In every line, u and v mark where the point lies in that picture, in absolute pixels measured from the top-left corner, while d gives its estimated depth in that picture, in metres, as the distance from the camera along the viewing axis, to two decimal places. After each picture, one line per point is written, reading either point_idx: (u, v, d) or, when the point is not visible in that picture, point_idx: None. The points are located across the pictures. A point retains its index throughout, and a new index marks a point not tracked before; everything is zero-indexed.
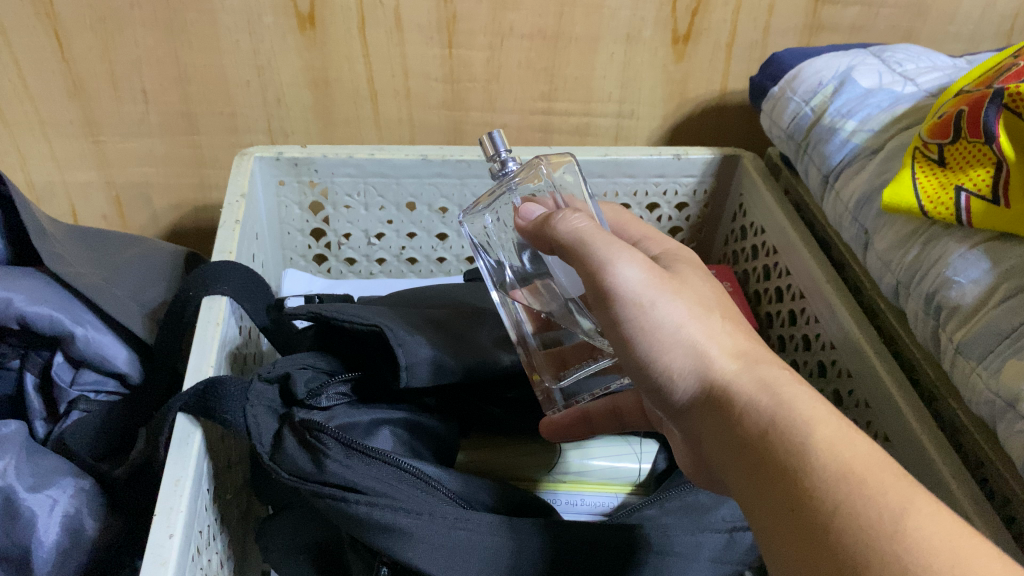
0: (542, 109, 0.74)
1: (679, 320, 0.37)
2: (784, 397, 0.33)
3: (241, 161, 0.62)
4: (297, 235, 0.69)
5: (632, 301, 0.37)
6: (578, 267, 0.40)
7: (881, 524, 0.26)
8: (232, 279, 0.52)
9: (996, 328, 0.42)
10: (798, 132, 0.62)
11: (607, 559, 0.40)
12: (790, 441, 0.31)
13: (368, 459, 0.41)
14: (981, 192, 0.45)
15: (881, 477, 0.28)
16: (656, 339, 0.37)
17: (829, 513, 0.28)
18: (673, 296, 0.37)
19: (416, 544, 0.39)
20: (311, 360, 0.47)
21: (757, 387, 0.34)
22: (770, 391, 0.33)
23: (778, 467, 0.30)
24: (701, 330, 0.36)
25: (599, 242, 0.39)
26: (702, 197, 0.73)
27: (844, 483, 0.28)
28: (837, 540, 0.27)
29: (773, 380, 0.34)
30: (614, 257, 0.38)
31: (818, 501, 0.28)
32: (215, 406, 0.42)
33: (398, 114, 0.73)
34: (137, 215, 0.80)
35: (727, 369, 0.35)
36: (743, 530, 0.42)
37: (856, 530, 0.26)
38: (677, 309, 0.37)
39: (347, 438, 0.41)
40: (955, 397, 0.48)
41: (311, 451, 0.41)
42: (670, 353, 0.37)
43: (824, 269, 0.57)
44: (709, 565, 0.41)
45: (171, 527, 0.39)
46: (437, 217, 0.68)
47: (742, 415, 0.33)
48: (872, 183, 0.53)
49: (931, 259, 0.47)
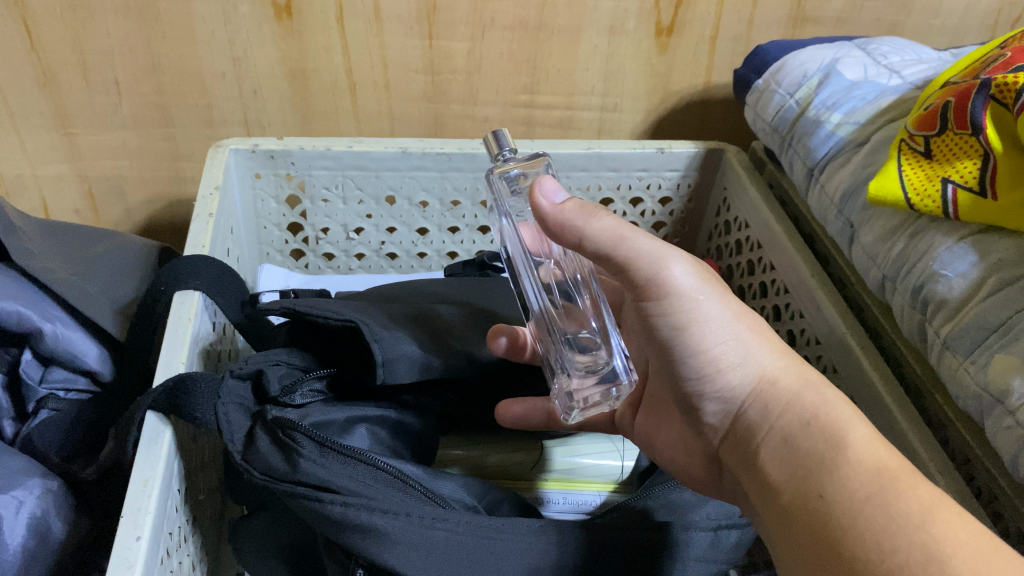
0: (525, 102, 0.73)
1: (728, 315, 0.38)
2: (828, 397, 0.35)
3: (215, 152, 0.60)
4: (274, 230, 0.67)
5: (686, 295, 0.38)
6: (617, 262, 0.38)
7: (909, 515, 0.29)
8: (204, 274, 0.51)
9: (984, 322, 0.42)
10: (782, 124, 0.61)
11: (594, 557, 0.39)
12: (829, 434, 0.33)
13: (343, 458, 0.40)
14: (968, 184, 0.45)
15: (912, 477, 0.30)
16: (706, 330, 0.38)
17: (861, 500, 0.30)
18: (719, 297, 0.39)
19: (393, 544, 0.37)
20: (285, 356, 0.46)
21: (801, 384, 0.37)
22: (815, 389, 0.36)
23: (816, 459, 0.33)
24: (749, 327, 0.38)
25: (641, 240, 0.38)
26: (685, 192, 0.72)
27: (880, 479, 0.30)
28: (866, 527, 0.29)
29: (816, 378, 0.37)
30: (664, 255, 0.38)
31: (851, 489, 0.30)
32: (186, 402, 0.41)
33: (377, 106, 0.72)
34: (110, 210, 0.78)
35: (774, 364, 0.38)
36: (729, 528, 0.41)
37: (885, 521, 0.29)
38: (724, 306, 0.38)
39: (322, 436, 0.40)
40: (941, 391, 0.48)
41: (284, 449, 0.40)
42: (716, 343, 0.38)
43: (808, 264, 0.56)
44: (695, 565, 0.40)
45: (138, 529, 0.37)
46: (418, 211, 0.67)
47: (786, 408, 0.36)
48: (858, 176, 0.52)
49: (918, 252, 0.47)
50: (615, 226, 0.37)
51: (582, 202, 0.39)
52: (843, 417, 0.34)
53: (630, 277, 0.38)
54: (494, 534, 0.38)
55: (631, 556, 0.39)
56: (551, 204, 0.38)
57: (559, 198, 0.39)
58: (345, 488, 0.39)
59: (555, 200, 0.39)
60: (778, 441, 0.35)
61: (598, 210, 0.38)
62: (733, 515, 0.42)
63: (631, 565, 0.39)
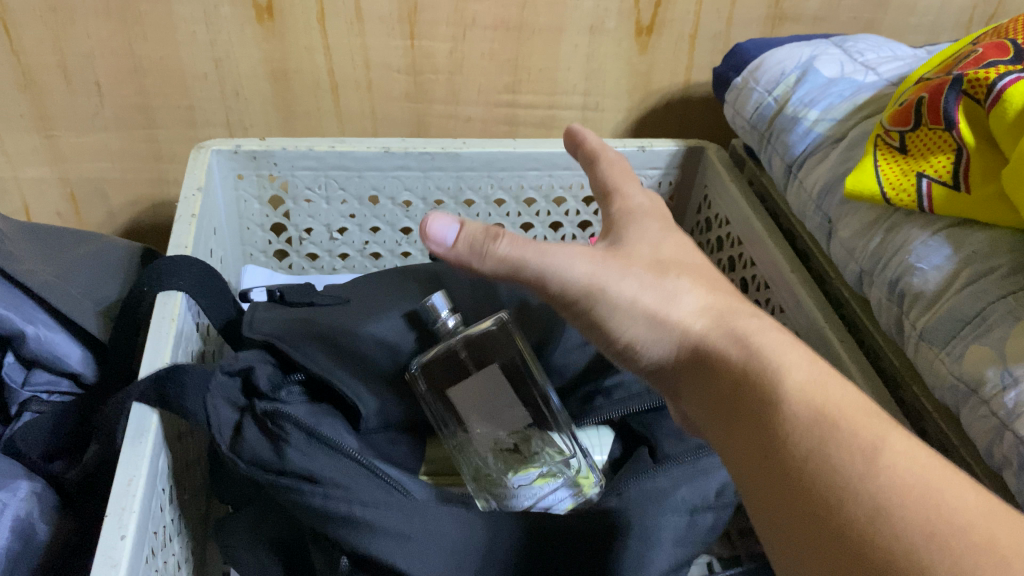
0: (507, 102, 0.73)
1: (635, 292, 0.37)
2: (754, 346, 0.32)
3: (197, 154, 0.60)
4: (257, 230, 0.67)
5: (585, 291, 0.38)
6: (523, 283, 0.39)
7: (854, 464, 0.26)
8: (187, 275, 0.51)
9: (958, 314, 0.42)
10: (761, 122, 0.62)
11: (572, 541, 0.39)
12: (762, 390, 0.30)
13: (328, 450, 0.41)
14: (942, 178, 0.45)
15: (856, 419, 0.27)
16: (618, 316, 0.37)
17: (802, 458, 0.27)
18: (622, 274, 0.37)
19: (375, 533, 0.38)
20: (268, 355, 0.47)
21: (730, 338, 0.33)
22: (741, 341, 0.33)
23: (752, 416, 0.30)
24: (657, 296, 0.36)
25: (532, 259, 0.38)
26: (667, 189, 0.72)
27: (817, 427, 0.27)
28: (810, 483, 0.26)
29: (746, 329, 0.33)
30: (553, 263, 0.37)
31: (791, 446, 0.27)
32: (173, 393, 0.41)
33: (360, 106, 0.72)
34: (93, 212, 0.78)
35: (696, 326, 0.35)
36: (706, 513, 0.42)
37: (827, 474, 0.26)
38: (631, 281, 0.37)
39: (309, 426, 0.41)
40: (919, 383, 0.48)
41: (273, 439, 0.40)
42: (631, 324, 0.37)
43: (789, 260, 0.57)
44: (673, 549, 0.41)
45: (123, 528, 0.37)
46: (401, 211, 0.67)
47: (717, 366, 0.33)
48: (835, 171, 0.53)
49: (894, 246, 0.47)
50: (506, 254, 0.38)
51: (473, 232, 0.39)
52: (772, 361, 0.31)
53: (541, 285, 0.38)
54: (466, 521, 0.39)
55: (608, 539, 0.40)
56: (444, 248, 0.39)
57: (451, 234, 0.39)
58: (327, 479, 0.39)
59: (449, 240, 0.39)
60: (717, 400, 0.32)
61: (491, 235, 0.39)
62: (709, 497, 0.42)
63: (613, 549, 0.40)
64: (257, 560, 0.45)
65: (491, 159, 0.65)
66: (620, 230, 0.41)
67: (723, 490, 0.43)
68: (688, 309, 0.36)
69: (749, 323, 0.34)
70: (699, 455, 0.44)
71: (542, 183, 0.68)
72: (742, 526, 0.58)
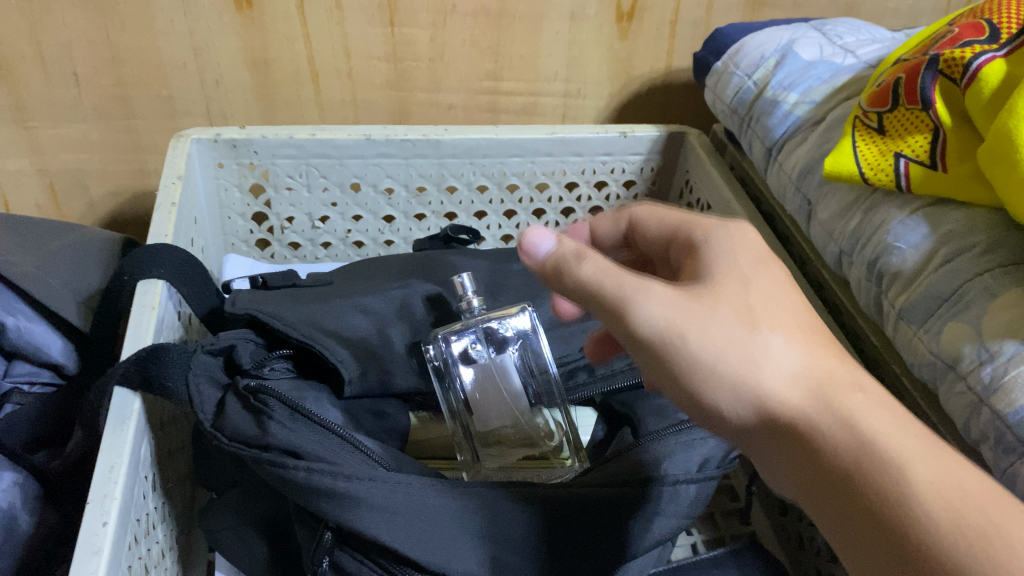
0: (489, 89, 0.73)
1: (722, 344, 0.29)
2: (864, 429, 0.27)
3: (177, 143, 0.60)
4: (238, 220, 0.67)
5: (659, 338, 0.30)
6: (599, 316, 0.33)
7: (915, 493, 0.25)
8: (167, 263, 0.51)
9: (935, 292, 0.43)
10: (741, 105, 0.62)
11: (556, 510, 0.39)
12: (820, 418, 0.28)
13: (312, 425, 0.41)
14: (920, 158, 0.46)
15: (906, 444, 0.26)
16: (701, 375, 0.30)
17: (851, 473, 0.26)
18: (710, 314, 0.30)
19: (359, 507, 0.38)
20: (253, 335, 0.46)
21: (833, 417, 0.27)
22: (848, 423, 0.27)
23: (803, 442, 0.28)
24: (744, 353, 0.29)
25: (620, 280, 0.32)
26: (649, 175, 0.73)
27: (868, 453, 0.26)
28: (878, 519, 0.25)
29: (857, 408, 0.27)
30: (633, 293, 0.31)
31: (856, 483, 0.26)
32: (156, 371, 0.41)
33: (341, 95, 0.72)
34: (73, 205, 0.77)
35: (790, 398, 0.28)
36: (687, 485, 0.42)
37: (894, 508, 0.25)
38: (727, 324, 0.29)
39: (293, 401, 0.41)
40: (898, 361, 0.49)
41: (255, 414, 0.40)
42: (717, 389, 0.29)
43: (769, 243, 0.57)
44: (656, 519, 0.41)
45: (105, 515, 0.37)
46: (383, 199, 0.67)
47: (817, 445, 0.27)
48: (815, 153, 0.53)
49: (872, 226, 0.48)
50: (592, 274, 0.33)
51: (567, 247, 0.35)
52: (858, 418, 0.27)
53: (614, 323, 0.32)
54: (452, 494, 0.39)
55: (593, 510, 0.40)
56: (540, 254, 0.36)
57: (547, 242, 0.36)
58: (311, 453, 0.39)
59: (544, 248, 0.35)
60: (802, 457, 0.28)
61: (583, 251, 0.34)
62: (691, 470, 0.42)
63: (597, 520, 0.40)
64: (241, 541, 0.44)
65: (473, 146, 0.65)
66: (707, 269, 0.32)
67: (705, 464, 0.43)
68: (785, 372, 0.29)
69: (856, 399, 0.28)
70: (679, 431, 0.44)
71: (524, 170, 0.68)
72: (726, 508, 0.59)
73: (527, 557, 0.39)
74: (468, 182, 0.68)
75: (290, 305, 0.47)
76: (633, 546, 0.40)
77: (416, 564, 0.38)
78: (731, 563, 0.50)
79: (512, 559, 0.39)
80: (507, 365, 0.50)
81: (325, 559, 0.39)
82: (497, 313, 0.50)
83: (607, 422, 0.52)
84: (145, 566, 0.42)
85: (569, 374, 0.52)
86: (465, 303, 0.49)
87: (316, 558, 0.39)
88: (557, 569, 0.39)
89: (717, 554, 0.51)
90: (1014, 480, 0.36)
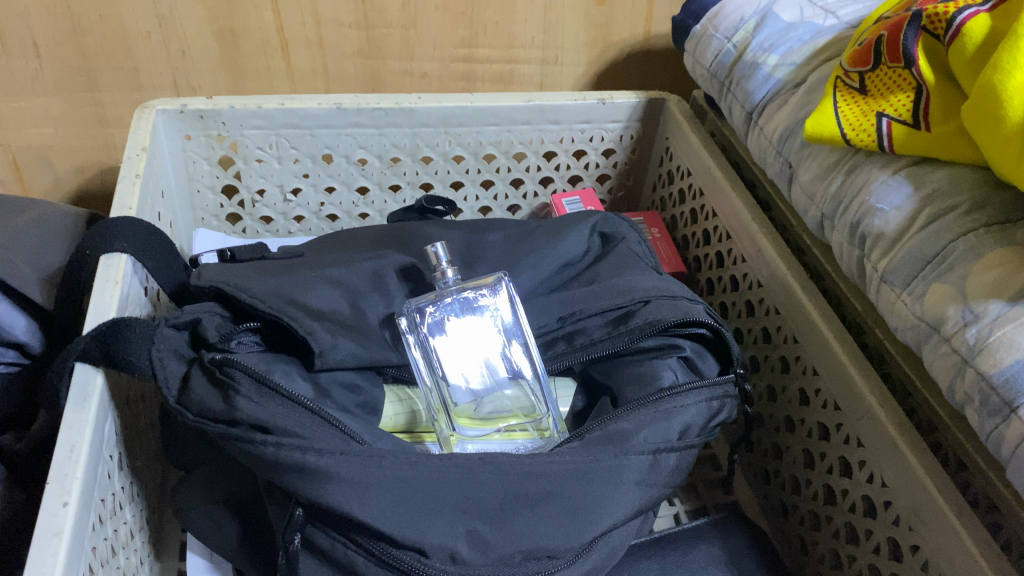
0: (464, 57, 0.72)
1: None
2: None
3: (141, 114, 0.58)
4: (208, 193, 0.65)
5: None
6: None
7: None
8: (131, 237, 0.49)
9: (918, 254, 0.42)
10: (721, 69, 0.60)
11: (534, 483, 0.39)
12: None
13: (282, 400, 0.39)
14: (902, 117, 0.45)
15: None
16: None
17: None
18: None
19: (332, 482, 0.37)
20: (220, 308, 0.45)
21: None
22: None
23: None
24: None
25: None
26: (628, 143, 0.71)
27: None
28: None
29: None
30: None
31: None
32: (117, 347, 0.40)
33: (311, 64, 0.70)
34: (37, 181, 0.75)
35: None
36: (666, 452, 0.42)
37: None
38: None
39: (260, 374, 0.39)
40: (881, 326, 0.48)
41: (221, 389, 0.39)
42: None
43: (750, 209, 0.56)
44: (635, 488, 0.41)
45: (65, 495, 0.36)
46: (356, 170, 0.65)
47: None
48: (796, 116, 0.52)
49: (854, 188, 0.47)
50: None
51: None
52: None
53: None
54: (426, 466, 0.38)
55: (571, 481, 0.39)
56: None
57: None
58: (280, 428, 0.38)
59: None
60: None
61: None
62: (671, 439, 0.43)
63: (575, 492, 0.39)
64: (211, 521, 0.43)
65: (448, 115, 0.64)
66: None
67: (685, 432, 0.44)
68: None
69: None
70: (658, 399, 0.44)
71: (501, 139, 0.67)
72: (709, 478, 0.58)
73: (512, 523, 0.38)
74: (443, 153, 0.66)
75: (258, 277, 0.45)
76: (611, 516, 0.40)
77: (392, 539, 0.37)
78: (715, 533, 0.49)
79: (489, 531, 0.38)
80: (483, 335, 0.48)
81: (297, 537, 0.38)
82: (472, 283, 0.49)
83: (587, 392, 0.52)
84: (112, 548, 0.41)
85: (548, 344, 0.51)
86: (440, 274, 0.48)
87: (287, 536, 0.38)
88: (537, 538, 0.39)
89: (700, 525, 0.50)
90: (1000, 442, 0.36)
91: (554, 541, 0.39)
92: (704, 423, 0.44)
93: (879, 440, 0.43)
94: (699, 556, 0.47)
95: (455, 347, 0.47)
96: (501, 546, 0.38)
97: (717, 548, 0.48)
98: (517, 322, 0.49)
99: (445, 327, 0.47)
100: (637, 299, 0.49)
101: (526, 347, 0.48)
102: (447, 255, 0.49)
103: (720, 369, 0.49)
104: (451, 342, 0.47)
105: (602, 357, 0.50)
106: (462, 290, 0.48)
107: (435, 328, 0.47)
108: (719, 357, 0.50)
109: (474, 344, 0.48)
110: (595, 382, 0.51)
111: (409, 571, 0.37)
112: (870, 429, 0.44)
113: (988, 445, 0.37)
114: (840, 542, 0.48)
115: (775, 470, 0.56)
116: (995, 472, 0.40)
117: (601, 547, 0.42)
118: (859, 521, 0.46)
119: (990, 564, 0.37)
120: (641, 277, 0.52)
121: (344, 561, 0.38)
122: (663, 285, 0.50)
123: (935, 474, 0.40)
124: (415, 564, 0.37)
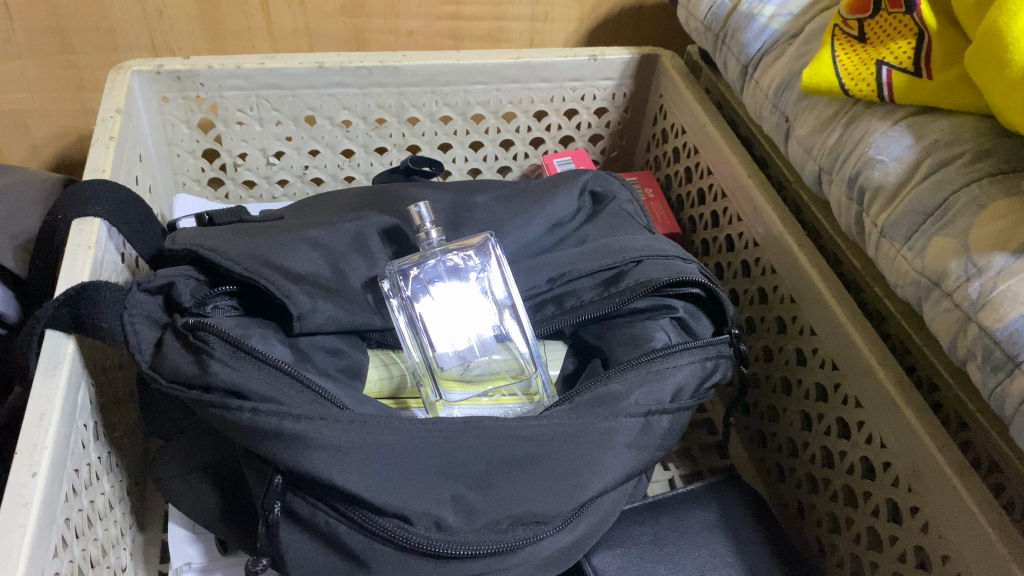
0: (451, 14, 0.69)
1: None
2: None
3: (116, 75, 0.56)
4: (188, 157, 0.63)
5: None
6: None
7: None
8: (106, 199, 0.47)
9: (919, 207, 0.40)
10: (715, 22, 0.58)
11: (519, 447, 0.37)
12: None
13: (258, 363, 0.38)
14: (903, 65, 0.43)
15: None
16: None
17: None
18: None
19: (311, 448, 0.35)
20: (194, 270, 0.43)
21: None
22: None
23: None
24: None
25: None
26: (621, 101, 0.69)
27: None
28: None
29: None
30: None
31: None
32: (88, 311, 0.38)
33: (292, 23, 0.68)
34: (14, 148, 0.73)
35: None
36: (659, 415, 0.41)
37: None
38: None
39: (235, 338, 0.38)
40: (880, 284, 0.47)
41: (195, 353, 0.38)
42: None
43: (746, 166, 0.54)
44: (626, 451, 0.40)
45: (34, 465, 0.34)
46: (341, 131, 0.64)
47: None
48: (793, 68, 0.50)
49: (853, 140, 0.45)
50: None
51: None
52: None
53: None
54: (410, 432, 0.36)
55: (563, 444, 0.38)
56: None
57: None
58: (257, 394, 0.37)
59: None
60: None
61: None
62: (663, 400, 0.42)
63: (565, 457, 0.38)
64: (192, 491, 0.42)
65: (433, 73, 0.62)
66: None
67: (678, 394, 0.42)
68: None
69: None
70: (650, 359, 0.43)
71: (490, 98, 0.65)
72: (704, 441, 0.57)
73: (500, 487, 0.37)
74: (430, 113, 0.65)
75: (234, 240, 0.44)
76: (601, 481, 0.39)
77: (375, 506, 0.36)
78: (709, 497, 0.48)
79: (475, 497, 0.37)
80: (469, 299, 0.47)
81: (277, 505, 0.37)
82: (457, 245, 0.47)
83: (578, 355, 0.51)
84: (88, 519, 0.40)
85: (537, 307, 0.50)
86: (423, 235, 0.46)
87: (267, 504, 0.37)
88: (526, 503, 0.37)
89: (695, 488, 0.49)
90: (1003, 399, 0.34)
91: (545, 506, 0.38)
92: (697, 384, 0.43)
93: (877, 400, 0.42)
94: (694, 520, 0.46)
95: (440, 310, 0.46)
96: (488, 511, 0.37)
97: (712, 512, 0.47)
98: (506, 286, 0.47)
99: (429, 289, 0.46)
100: (628, 259, 0.47)
101: (516, 313, 0.47)
102: (430, 215, 0.46)
103: (715, 330, 0.48)
104: (435, 305, 0.46)
105: (592, 320, 0.49)
106: (447, 252, 0.46)
107: (419, 291, 0.46)
108: (714, 317, 0.48)
109: (460, 309, 0.46)
110: (586, 344, 0.50)
111: (391, 538, 0.36)
112: (869, 388, 0.42)
113: (991, 403, 0.35)
114: (838, 505, 0.47)
115: (771, 433, 0.54)
116: (998, 431, 0.39)
117: (592, 512, 0.41)
118: (857, 483, 0.45)
119: (993, 524, 0.35)
120: (633, 236, 0.50)
121: (325, 529, 0.37)
122: (654, 245, 0.48)
123: (936, 434, 0.39)
124: (397, 531, 0.36)
